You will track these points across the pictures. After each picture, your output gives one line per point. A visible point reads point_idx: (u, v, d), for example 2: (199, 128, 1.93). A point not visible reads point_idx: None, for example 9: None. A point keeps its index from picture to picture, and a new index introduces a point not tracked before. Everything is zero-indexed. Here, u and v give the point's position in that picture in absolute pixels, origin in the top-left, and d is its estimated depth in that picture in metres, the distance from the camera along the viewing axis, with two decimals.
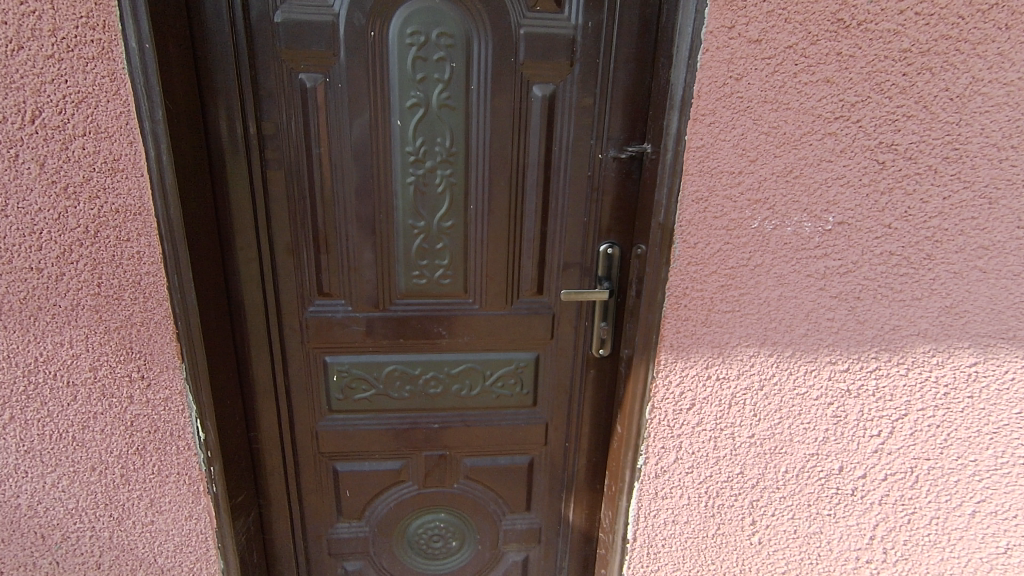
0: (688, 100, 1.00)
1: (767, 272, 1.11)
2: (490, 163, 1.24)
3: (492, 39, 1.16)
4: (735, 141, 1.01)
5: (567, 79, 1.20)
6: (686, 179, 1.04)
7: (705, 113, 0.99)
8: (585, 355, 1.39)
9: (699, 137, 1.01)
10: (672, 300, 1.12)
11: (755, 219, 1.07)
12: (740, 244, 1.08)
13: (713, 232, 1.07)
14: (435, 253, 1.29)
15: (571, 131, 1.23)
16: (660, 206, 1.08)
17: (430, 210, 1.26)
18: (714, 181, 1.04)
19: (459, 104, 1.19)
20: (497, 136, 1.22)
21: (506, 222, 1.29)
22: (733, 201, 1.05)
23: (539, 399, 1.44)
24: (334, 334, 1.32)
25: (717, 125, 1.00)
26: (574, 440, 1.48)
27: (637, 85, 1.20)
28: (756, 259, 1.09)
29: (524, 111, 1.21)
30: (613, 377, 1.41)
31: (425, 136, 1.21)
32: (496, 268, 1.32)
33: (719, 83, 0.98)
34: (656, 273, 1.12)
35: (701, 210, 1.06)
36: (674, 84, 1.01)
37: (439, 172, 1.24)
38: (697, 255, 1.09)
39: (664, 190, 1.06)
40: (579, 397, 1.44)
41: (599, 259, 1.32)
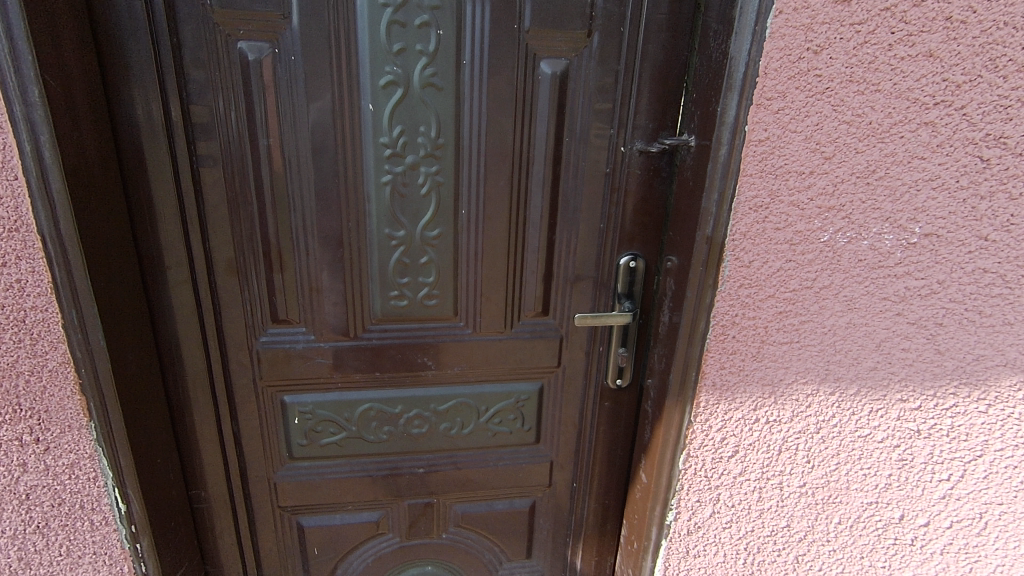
0: (752, 79, 0.76)
1: (834, 295, 0.89)
2: (486, 158, 0.99)
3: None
4: (807, 132, 0.79)
5: (583, 52, 0.95)
6: (742, 181, 0.81)
7: (772, 95, 0.77)
8: (599, 387, 1.17)
9: (763, 126, 0.78)
10: (718, 330, 0.90)
11: (825, 231, 0.85)
12: (804, 263, 0.86)
13: (773, 247, 0.85)
14: (418, 270, 1.05)
15: (588, 117, 0.99)
16: (706, 215, 0.85)
17: (412, 216, 1.01)
18: (778, 184, 0.82)
19: (447, 83, 0.94)
20: (496, 125, 0.98)
21: (506, 230, 1.05)
22: (799, 208, 0.83)
23: (543, 436, 1.21)
24: (294, 369, 1.07)
25: (786, 111, 0.78)
26: (584, 481, 1.26)
27: (670, 61, 0.96)
28: (823, 280, 0.88)
29: (530, 93, 0.96)
30: (631, 410, 1.19)
31: (404, 124, 0.95)
32: (494, 285, 1.08)
33: (793, 57, 0.75)
34: (697, 297, 0.89)
35: (759, 219, 0.83)
36: (731, 57, 0.77)
37: (423, 170, 0.98)
38: (751, 275, 0.87)
39: (714, 195, 0.83)
40: (591, 434, 1.21)
41: (618, 274, 1.09)
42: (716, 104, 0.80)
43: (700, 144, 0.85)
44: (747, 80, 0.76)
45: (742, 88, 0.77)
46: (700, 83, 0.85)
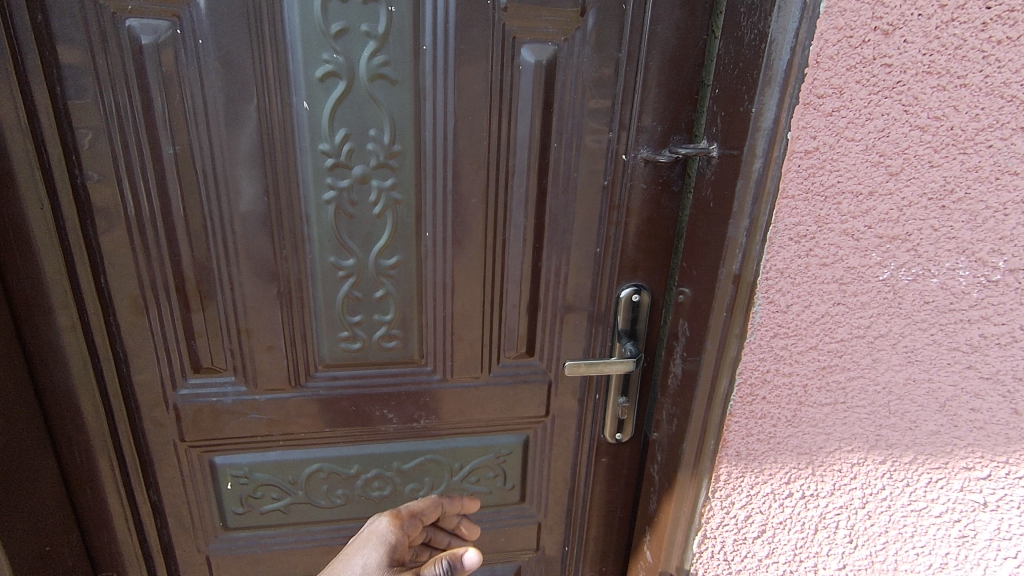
0: (800, 69, 0.57)
1: (891, 345, 0.70)
2: (454, 170, 0.80)
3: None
4: (868, 140, 0.60)
5: (575, 36, 0.76)
6: (781, 203, 0.62)
7: (826, 92, 0.58)
8: (595, 440, 0.98)
9: (812, 132, 0.60)
10: (745, 389, 0.71)
11: (884, 267, 0.66)
12: (855, 307, 0.68)
13: (818, 288, 0.66)
14: (373, 306, 0.85)
15: (581, 118, 0.79)
16: (733, 246, 0.66)
17: (363, 241, 0.82)
18: (828, 208, 0.63)
19: (403, 75, 0.74)
20: (466, 128, 0.78)
21: (480, 257, 0.86)
22: (854, 239, 0.64)
23: (529, 495, 1.03)
24: (223, 427, 0.88)
25: (843, 112, 0.59)
26: (576, 544, 1.08)
27: (685, 49, 0.76)
28: (878, 328, 0.69)
29: (507, 87, 0.77)
30: (632, 466, 1.01)
31: (350, 127, 0.76)
32: (467, 323, 0.89)
33: (854, 40, 0.57)
34: (719, 350, 0.70)
35: (802, 252, 0.64)
36: (771, 42, 0.58)
37: (375, 184, 0.79)
38: (788, 322, 0.68)
39: (744, 222, 0.64)
40: (585, 493, 1.03)
41: (617, 308, 0.90)
42: (748, 103, 0.61)
43: (724, 154, 0.67)
44: (793, 71, 0.57)
45: (785, 82, 0.58)
46: (726, 75, 0.66)
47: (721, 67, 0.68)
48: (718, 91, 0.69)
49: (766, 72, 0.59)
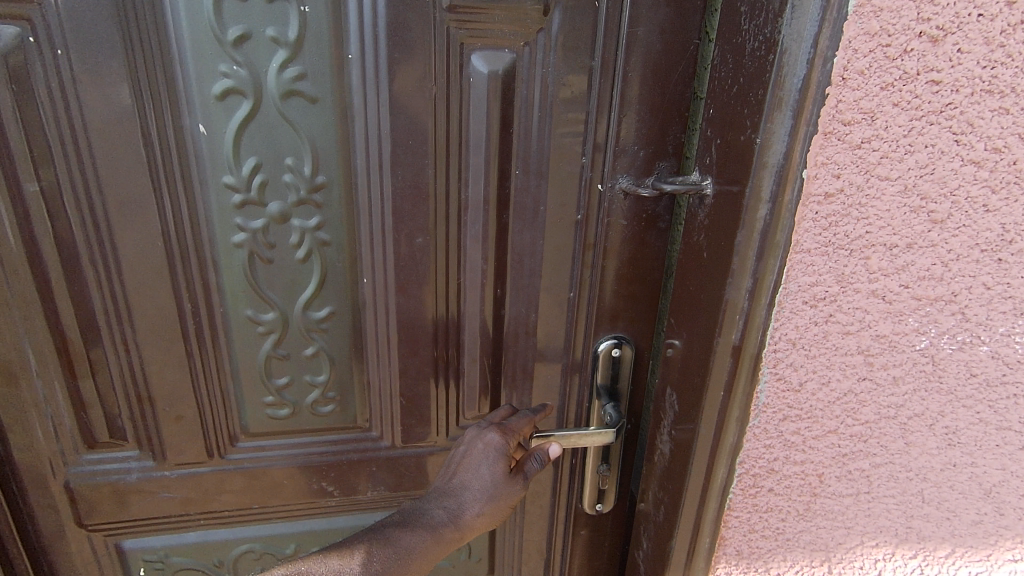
0: (820, 90, 0.43)
1: (927, 425, 0.57)
2: (393, 205, 0.66)
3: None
4: (906, 178, 0.47)
5: (538, 41, 0.62)
6: (793, 259, 0.49)
7: (853, 118, 0.45)
8: (572, 510, 0.84)
9: (834, 169, 0.46)
10: (747, 478, 0.58)
11: (923, 334, 0.52)
12: (885, 382, 0.54)
13: (839, 361, 0.53)
14: (301, 365, 0.72)
15: (546, 141, 0.66)
16: (733, 312, 0.51)
17: (286, 291, 0.68)
18: (853, 264, 0.49)
19: (324, 92, 0.60)
20: (406, 155, 0.64)
21: (430, 307, 0.72)
22: (884, 300, 0.51)
23: (498, 568, 0.89)
24: (129, 508, 0.74)
25: (874, 144, 0.45)
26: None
27: (671, 56, 0.62)
28: (912, 406, 0.56)
29: (455, 105, 0.63)
30: (616, 536, 0.87)
31: (261, 156, 0.62)
32: (417, 382, 0.75)
33: (891, 49, 0.43)
34: (713, 435, 0.56)
35: (819, 318, 0.51)
36: (782, 53, 0.44)
37: (297, 223, 0.65)
38: (802, 401, 0.54)
39: (745, 282, 0.50)
40: (561, 568, 0.89)
41: (597, 364, 0.76)
42: (751, 132, 0.47)
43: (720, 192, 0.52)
44: (810, 93, 0.43)
45: (800, 106, 0.44)
46: (722, 93, 0.53)
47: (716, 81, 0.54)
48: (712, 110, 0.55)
49: (775, 92, 0.44)
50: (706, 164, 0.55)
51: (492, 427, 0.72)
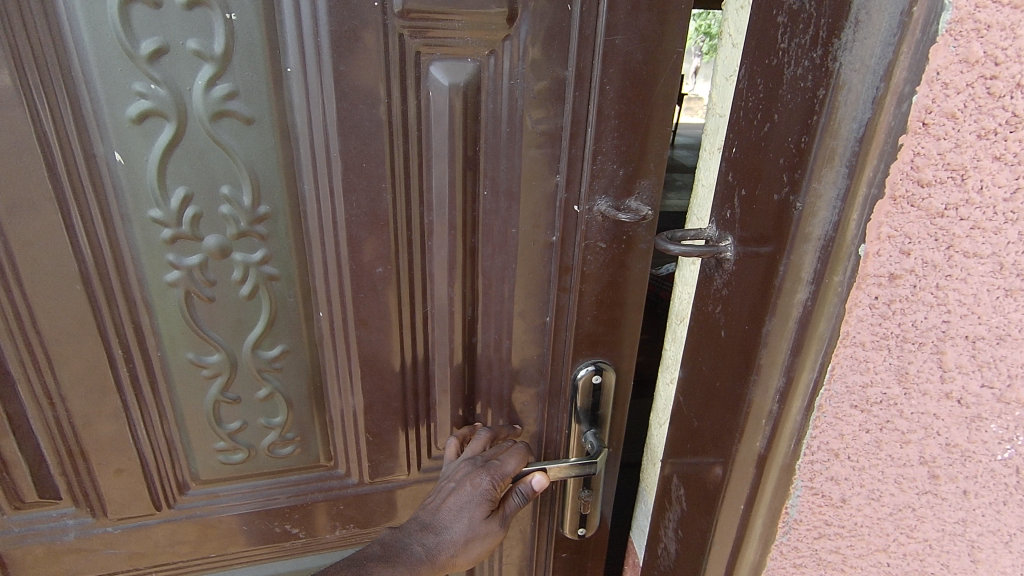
0: (890, 138, 0.39)
1: (1000, 542, 0.53)
2: (347, 235, 0.59)
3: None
4: (1002, 254, 0.42)
5: (504, 49, 0.55)
6: (840, 349, 0.46)
7: (936, 176, 0.40)
8: (553, 534, 0.81)
9: (903, 244, 0.42)
10: (780, 565, 0.58)
11: (1005, 443, 0.48)
12: (953, 497, 0.52)
13: (894, 474, 0.52)
14: (254, 408, 0.65)
15: (516, 160, 0.59)
16: (771, 378, 0.49)
17: (232, 330, 0.61)
18: (933, 348, 0.46)
19: (260, 111, 0.53)
20: (359, 179, 0.57)
21: (394, 339, 0.66)
22: (961, 405, 0.48)
23: None
24: (69, 567, 0.68)
25: (961, 210, 0.41)
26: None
27: (652, 64, 0.56)
28: (984, 521, 0.53)
29: (413, 123, 0.56)
30: (598, 556, 0.85)
31: (191, 186, 0.54)
32: (383, 419, 0.70)
33: (999, 83, 0.37)
34: (732, 547, 0.58)
35: (872, 424, 0.50)
36: (839, 87, 0.39)
37: (239, 258, 0.58)
38: (844, 518, 0.55)
39: (777, 382, 0.49)
40: None
41: (576, 392, 0.71)
42: (789, 190, 0.45)
43: (742, 252, 0.52)
44: (872, 145, 0.39)
45: (858, 159, 0.40)
46: (746, 130, 0.52)
47: (741, 114, 0.52)
48: (732, 145, 0.54)
49: (826, 137, 0.41)
50: (727, 218, 0.55)
51: (483, 467, 0.66)
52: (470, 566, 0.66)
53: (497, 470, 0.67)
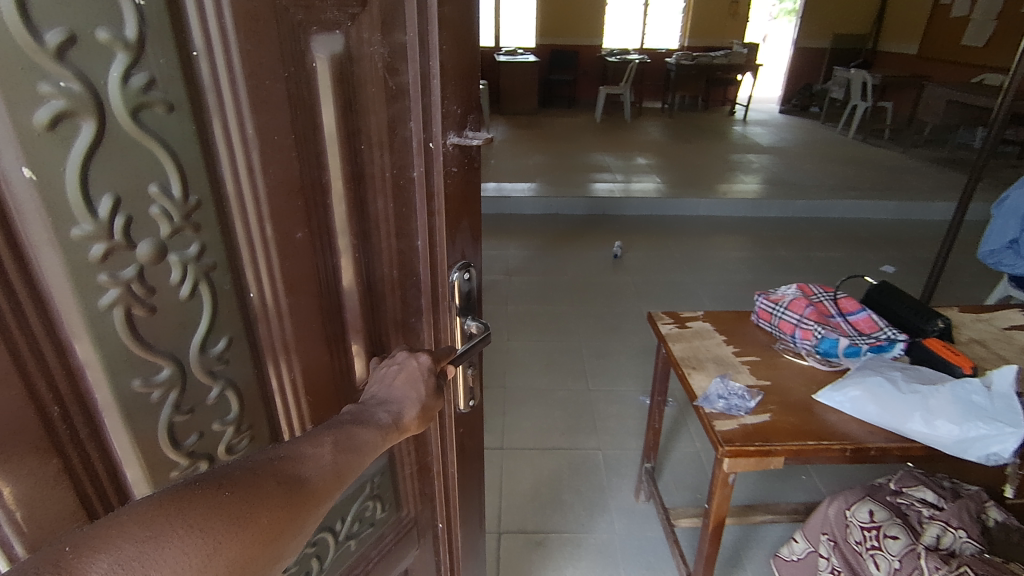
0: None
1: None
2: (268, 206, 0.81)
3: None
4: None
5: (362, 19, 0.84)
6: None
7: None
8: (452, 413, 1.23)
9: None
10: None
11: None
12: None
13: None
14: (208, 414, 0.84)
15: (381, 113, 0.91)
16: None
17: (178, 336, 0.77)
18: None
19: (176, 96, 0.69)
20: (272, 152, 0.79)
21: (314, 264, 0.90)
22: None
23: (403, 502, 1.24)
24: None
25: None
26: (449, 523, 1.38)
27: (461, 27, 0.95)
28: None
29: (304, 85, 0.81)
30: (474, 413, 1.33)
31: (118, 189, 0.66)
32: (308, 342, 0.93)
33: None
34: None
35: None
36: None
37: (177, 255, 0.74)
38: None
39: None
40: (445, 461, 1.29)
41: (453, 290, 1.10)
42: None
43: None
44: None
45: None
46: None
47: None
48: None
49: None
50: None
51: (421, 354, 1.06)
52: (417, 428, 0.99)
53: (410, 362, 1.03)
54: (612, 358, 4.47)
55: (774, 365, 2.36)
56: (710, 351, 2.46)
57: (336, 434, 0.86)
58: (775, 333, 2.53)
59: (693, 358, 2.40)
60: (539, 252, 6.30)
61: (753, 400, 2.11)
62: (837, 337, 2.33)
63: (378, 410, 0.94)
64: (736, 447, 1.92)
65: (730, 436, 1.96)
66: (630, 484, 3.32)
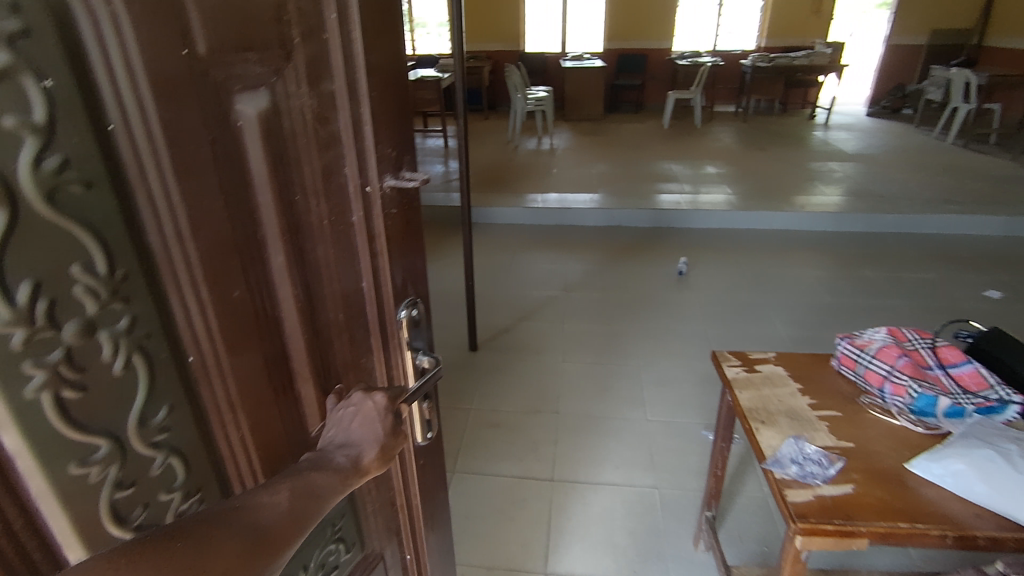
0: None
1: None
2: (203, 267, 0.77)
3: (127, 7, 0.61)
4: None
5: (286, 75, 0.84)
6: None
7: None
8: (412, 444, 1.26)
9: None
10: None
11: None
12: None
13: None
14: (155, 483, 0.77)
15: (313, 161, 0.93)
16: None
17: (116, 414, 0.70)
18: None
19: (94, 172, 0.63)
20: (203, 214, 0.76)
21: (254, 320, 0.88)
22: None
23: (367, 538, 1.26)
24: None
25: None
26: (414, 551, 1.44)
27: (388, 79, 1.01)
28: None
29: (233, 142, 0.80)
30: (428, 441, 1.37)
31: (38, 273, 0.59)
32: (254, 401, 0.90)
33: None
34: None
35: None
36: None
37: (106, 330, 0.67)
38: None
39: None
40: (405, 486, 1.34)
41: (401, 326, 1.17)
42: None
43: None
44: None
45: None
46: None
47: None
48: None
49: None
50: None
51: (375, 392, 1.05)
52: (380, 470, 0.98)
53: (363, 402, 1.03)
54: (671, 384, 4.21)
55: (857, 420, 2.08)
56: (783, 402, 2.19)
57: (292, 479, 0.84)
58: (860, 383, 2.24)
59: (763, 411, 2.14)
60: (599, 267, 6.07)
61: (833, 469, 1.85)
62: (937, 394, 2.02)
63: (337, 454, 0.93)
64: (811, 525, 1.66)
65: (804, 512, 1.70)
66: (688, 528, 3.07)
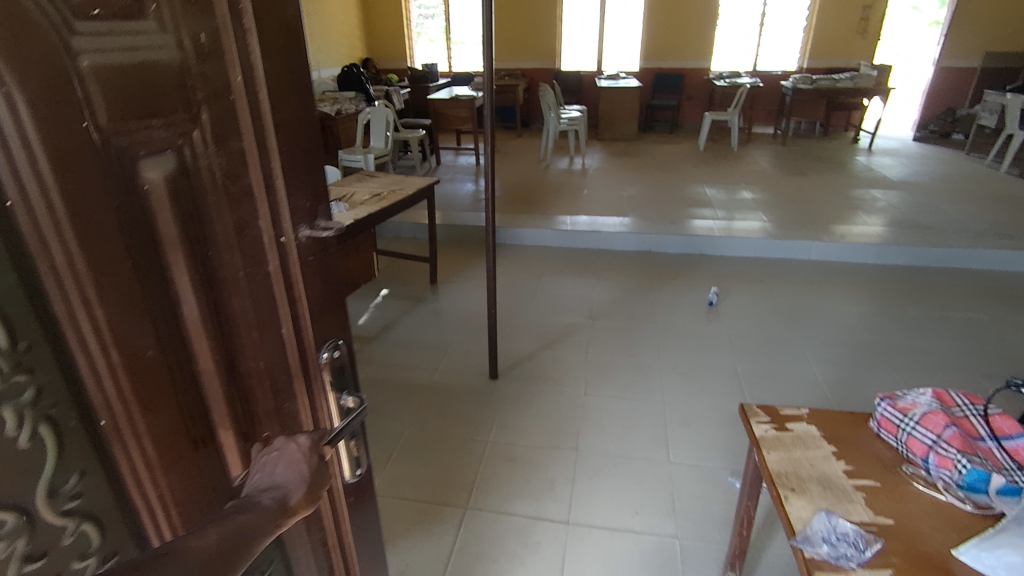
0: None
1: None
2: (116, 334, 0.73)
3: (22, 89, 0.59)
4: None
5: (191, 135, 0.79)
6: None
7: None
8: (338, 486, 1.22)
9: None
10: None
11: None
12: None
13: None
14: (66, 555, 0.71)
15: (222, 217, 0.87)
16: None
17: (24, 485, 0.66)
18: None
19: None
20: (112, 281, 0.72)
21: (172, 384, 0.82)
22: None
23: None
24: None
25: None
26: None
27: (295, 133, 0.98)
28: None
29: (139, 207, 0.75)
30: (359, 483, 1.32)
31: None
32: (178, 466, 0.84)
33: None
34: None
35: None
36: None
37: (9, 405, 0.64)
38: None
39: None
40: (340, 534, 1.27)
41: (325, 369, 1.12)
42: None
43: None
44: None
45: None
46: None
47: None
48: None
49: None
50: None
51: (303, 434, 0.99)
52: (311, 509, 0.92)
53: (291, 447, 0.97)
54: (694, 422, 4.04)
55: (896, 491, 1.92)
56: (816, 466, 2.03)
57: (223, 525, 0.79)
58: (903, 450, 2.07)
59: (793, 477, 1.98)
60: (626, 295, 5.93)
61: (870, 551, 1.68)
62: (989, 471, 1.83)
63: (262, 496, 0.87)
64: None
65: None
66: None
